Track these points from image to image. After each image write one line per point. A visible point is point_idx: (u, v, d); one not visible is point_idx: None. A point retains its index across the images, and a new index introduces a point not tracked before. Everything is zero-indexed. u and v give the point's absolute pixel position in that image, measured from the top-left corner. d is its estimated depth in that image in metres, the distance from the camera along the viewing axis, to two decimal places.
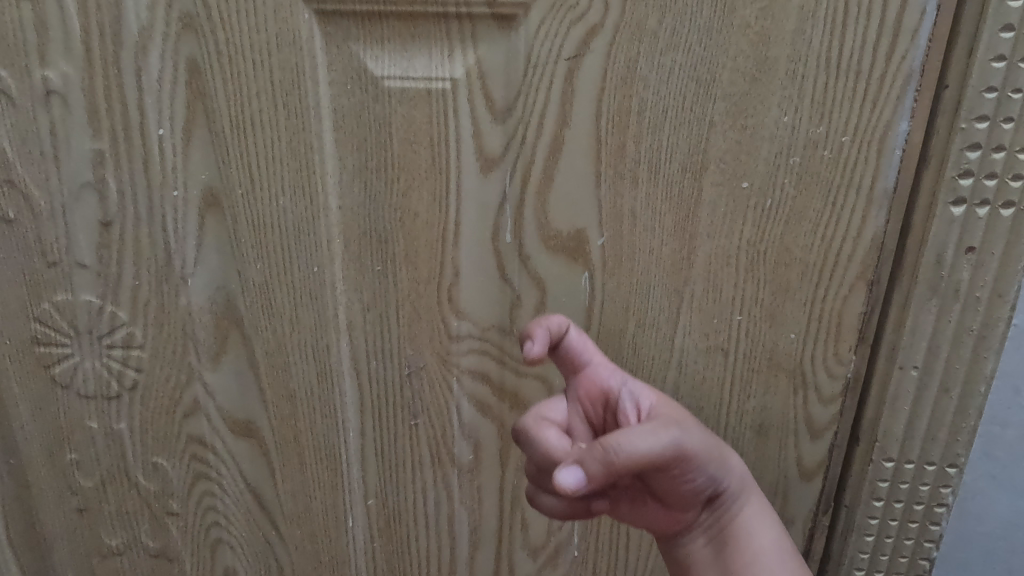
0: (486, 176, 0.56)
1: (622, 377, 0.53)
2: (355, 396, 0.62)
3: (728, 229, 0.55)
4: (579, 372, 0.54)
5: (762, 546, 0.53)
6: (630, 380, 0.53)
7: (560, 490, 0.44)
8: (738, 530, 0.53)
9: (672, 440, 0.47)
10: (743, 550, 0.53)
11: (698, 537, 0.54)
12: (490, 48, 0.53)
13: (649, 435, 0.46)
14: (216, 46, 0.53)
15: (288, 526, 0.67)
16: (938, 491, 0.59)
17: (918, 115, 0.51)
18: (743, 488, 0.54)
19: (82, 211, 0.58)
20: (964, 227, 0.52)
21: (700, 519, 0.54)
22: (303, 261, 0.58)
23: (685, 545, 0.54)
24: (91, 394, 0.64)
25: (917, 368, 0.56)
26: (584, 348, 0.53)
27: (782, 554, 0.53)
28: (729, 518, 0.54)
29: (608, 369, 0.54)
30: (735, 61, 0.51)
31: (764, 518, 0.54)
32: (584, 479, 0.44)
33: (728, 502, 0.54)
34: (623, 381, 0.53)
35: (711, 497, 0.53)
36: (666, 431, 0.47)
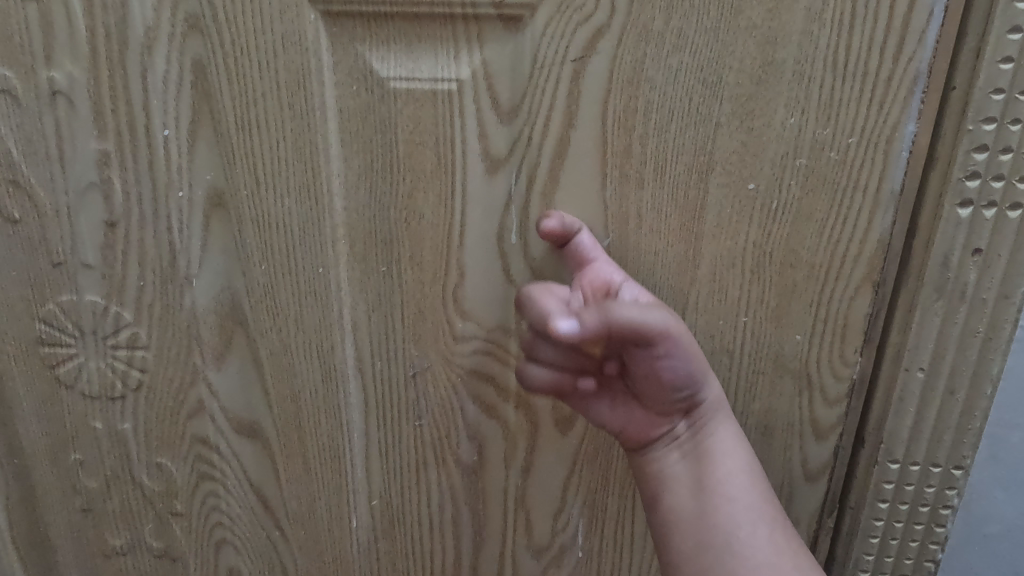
0: (492, 177, 0.56)
1: (624, 274, 0.55)
2: (360, 396, 0.62)
3: (734, 230, 0.55)
4: (584, 267, 0.55)
5: (728, 470, 0.56)
6: (631, 281, 0.55)
7: (555, 334, 0.49)
8: (709, 448, 0.56)
9: (665, 321, 0.51)
10: (712, 468, 0.56)
11: (671, 450, 0.57)
12: (496, 49, 0.52)
13: (638, 310, 0.50)
14: (222, 47, 0.53)
15: (292, 526, 0.67)
16: (944, 493, 0.59)
17: (925, 117, 0.51)
18: (719, 407, 0.56)
19: (87, 212, 0.58)
20: (971, 229, 0.52)
21: (675, 433, 0.57)
22: (308, 262, 0.58)
23: (657, 457, 0.57)
24: (95, 394, 0.64)
25: (923, 370, 0.56)
26: (591, 244, 0.55)
27: (748, 478, 0.56)
28: (701, 435, 0.56)
29: (609, 265, 0.55)
30: (741, 62, 0.51)
31: (732, 445, 0.56)
32: (577, 326, 0.49)
33: (701, 418, 0.56)
34: (625, 278, 0.55)
35: (687, 409, 0.56)
36: (658, 312, 0.51)
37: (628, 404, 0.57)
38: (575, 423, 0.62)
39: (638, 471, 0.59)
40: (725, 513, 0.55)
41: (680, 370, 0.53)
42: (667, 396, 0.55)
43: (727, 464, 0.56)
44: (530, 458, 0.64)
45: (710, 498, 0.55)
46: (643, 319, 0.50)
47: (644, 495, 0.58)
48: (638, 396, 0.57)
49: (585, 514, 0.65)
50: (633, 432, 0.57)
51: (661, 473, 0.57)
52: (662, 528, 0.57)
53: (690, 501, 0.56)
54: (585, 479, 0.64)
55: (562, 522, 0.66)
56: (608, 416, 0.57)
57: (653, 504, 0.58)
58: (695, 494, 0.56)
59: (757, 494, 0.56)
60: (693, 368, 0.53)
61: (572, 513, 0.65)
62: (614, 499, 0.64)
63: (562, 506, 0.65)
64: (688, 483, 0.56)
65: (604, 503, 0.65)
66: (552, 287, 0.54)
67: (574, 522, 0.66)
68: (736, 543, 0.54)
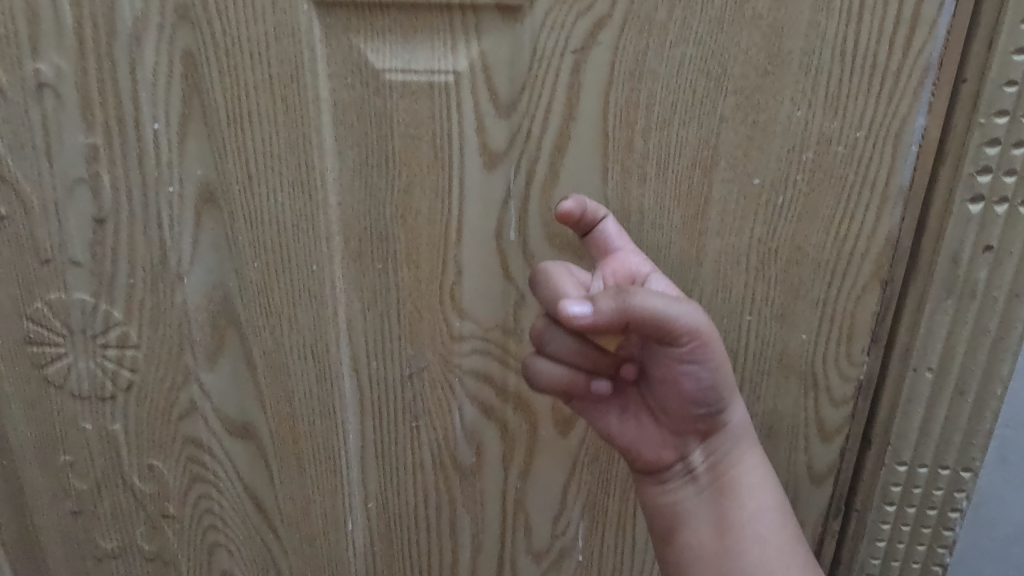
0: (490, 172, 0.54)
1: (650, 265, 0.53)
2: (356, 396, 0.61)
3: (739, 227, 0.54)
4: (607, 257, 0.53)
5: (756, 508, 0.55)
6: (658, 273, 0.53)
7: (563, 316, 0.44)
8: (731, 482, 0.55)
9: (694, 321, 0.48)
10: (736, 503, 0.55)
11: (688, 483, 0.56)
12: (494, 40, 0.51)
13: (666, 303, 0.47)
14: (213, 38, 0.52)
15: (286, 530, 0.66)
16: (952, 496, 0.57)
17: (935, 110, 0.50)
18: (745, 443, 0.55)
19: (75, 208, 0.57)
20: (982, 225, 0.50)
21: (693, 464, 0.56)
22: (302, 259, 0.57)
23: (672, 488, 0.56)
24: (85, 395, 0.62)
25: (932, 370, 0.54)
26: (617, 234, 0.53)
27: (774, 516, 0.55)
28: (723, 469, 0.55)
29: (636, 256, 0.53)
30: (746, 53, 0.50)
31: (756, 482, 0.55)
32: (595, 311, 0.44)
33: (722, 446, 0.55)
34: (651, 270, 0.53)
35: (706, 434, 0.55)
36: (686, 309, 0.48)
37: (639, 416, 0.56)
38: (575, 424, 0.61)
39: (652, 502, 0.57)
40: (750, 545, 0.54)
41: (700, 385, 0.52)
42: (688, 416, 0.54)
43: (748, 501, 0.55)
44: (529, 460, 0.63)
45: (734, 534, 0.55)
46: (666, 314, 0.46)
47: (660, 529, 0.57)
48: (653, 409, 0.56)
49: (585, 518, 0.64)
50: (646, 451, 0.56)
51: (677, 507, 0.56)
52: (681, 562, 0.56)
53: (712, 534, 0.55)
54: (585, 481, 0.63)
55: (562, 525, 0.64)
56: (617, 428, 0.56)
57: (670, 538, 0.57)
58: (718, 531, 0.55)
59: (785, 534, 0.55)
60: (716, 383, 0.52)
61: (572, 516, 0.64)
62: (615, 502, 0.63)
63: (562, 509, 0.64)
64: (709, 517, 0.55)
65: (605, 506, 0.63)
66: (572, 269, 0.54)
67: (574, 525, 0.64)
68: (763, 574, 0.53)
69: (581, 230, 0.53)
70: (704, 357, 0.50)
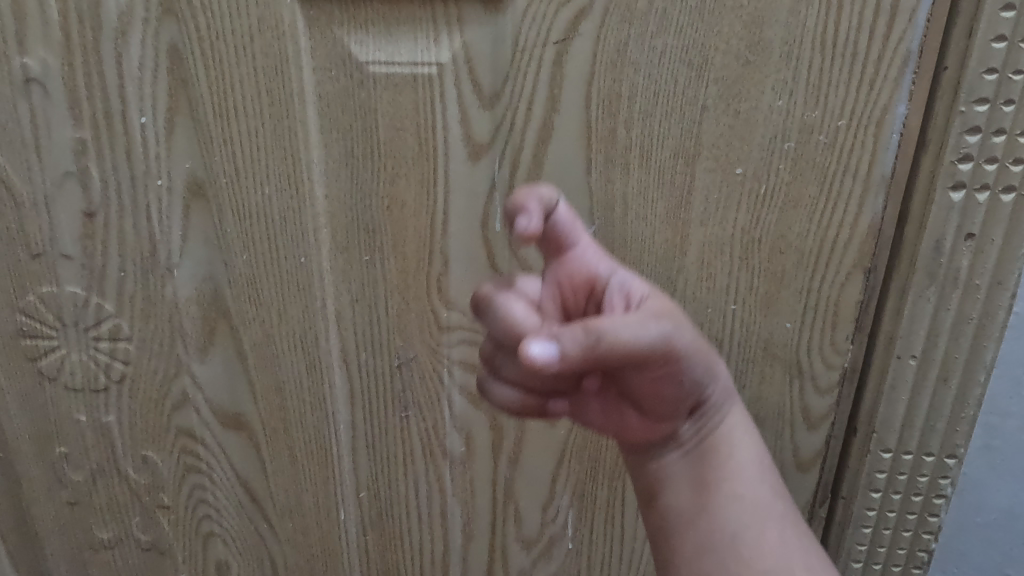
0: (474, 163, 0.55)
1: (610, 263, 0.48)
2: (345, 387, 0.61)
3: (722, 216, 0.54)
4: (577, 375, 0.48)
5: (739, 463, 0.51)
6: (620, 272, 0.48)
7: (524, 356, 0.37)
8: (716, 441, 0.51)
9: (660, 331, 0.43)
10: (720, 463, 0.51)
11: (671, 450, 0.51)
12: (476, 31, 0.51)
13: (631, 333, 0.40)
14: (197, 32, 0.52)
15: (279, 519, 0.66)
16: (937, 482, 0.58)
17: (917, 98, 0.50)
18: (727, 397, 0.51)
19: (65, 201, 0.57)
20: (964, 213, 0.50)
21: (680, 437, 0.50)
22: (290, 252, 0.57)
23: (658, 460, 0.51)
24: (78, 387, 0.63)
25: (915, 357, 0.55)
26: (574, 223, 0.48)
27: (756, 470, 0.51)
28: (709, 432, 0.50)
29: (595, 252, 0.48)
30: (728, 43, 0.50)
31: (741, 437, 0.51)
32: (561, 356, 0.37)
33: (710, 417, 0.51)
34: (613, 268, 0.48)
35: (693, 408, 0.50)
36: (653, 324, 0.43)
37: (623, 409, 0.49)
38: None
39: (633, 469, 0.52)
40: (729, 512, 0.50)
41: (681, 388, 0.48)
42: (671, 407, 0.48)
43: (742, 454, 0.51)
44: (518, 450, 0.63)
45: (715, 495, 0.50)
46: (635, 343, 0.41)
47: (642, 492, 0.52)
48: (636, 400, 0.49)
49: (575, 506, 0.65)
50: (632, 436, 0.50)
51: (662, 475, 0.51)
52: (664, 527, 0.51)
53: (689, 497, 0.50)
54: (574, 470, 0.63)
55: (551, 513, 0.65)
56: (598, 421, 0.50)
57: (652, 501, 0.52)
58: (697, 493, 0.50)
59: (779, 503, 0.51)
60: (701, 371, 0.47)
61: (562, 504, 0.65)
62: (604, 491, 0.64)
63: (551, 498, 0.65)
64: (688, 480, 0.51)
65: (594, 494, 0.64)
66: (519, 282, 0.51)
67: (564, 513, 0.65)
68: (743, 535, 0.49)
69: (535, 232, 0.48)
70: (681, 356, 0.45)
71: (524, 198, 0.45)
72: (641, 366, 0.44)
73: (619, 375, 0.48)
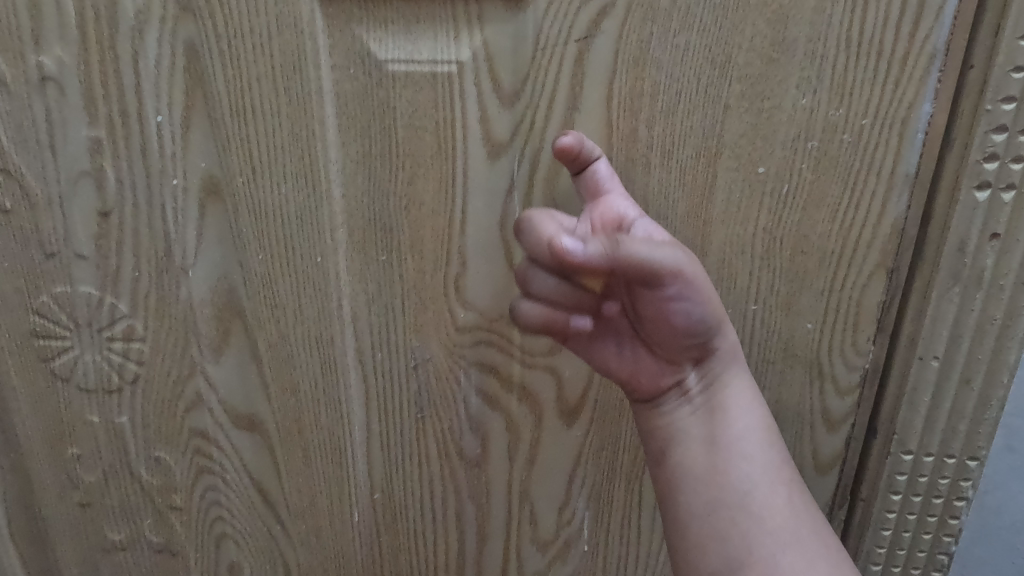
0: (493, 162, 0.54)
1: (638, 210, 0.51)
2: (361, 388, 0.61)
3: (743, 216, 0.53)
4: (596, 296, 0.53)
5: (743, 427, 0.53)
6: (646, 218, 0.51)
7: (557, 247, 0.47)
8: (724, 400, 0.53)
9: (673, 256, 0.47)
10: (725, 425, 0.53)
11: (681, 404, 0.54)
12: (497, 29, 0.51)
13: (647, 250, 0.47)
14: (215, 30, 0.51)
15: (292, 521, 0.66)
16: (959, 484, 0.57)
17: (942, 97, 0.49)
18: (732, 358, 0.53)
19: (79, 201, 0.57)
20: (989, 212, 0.50)
21: (686, 387, 0.54)
22: (307, 252, 0.57)
23: (667, 411, 0.54)
24: (91, 388, 0.63)
25: (938, 359, 0.54)
26: (609, 175, 0.52)
27: (762, 435, 0.53)
28: (715, 390, 0.53)
29: (625, 200, 0.51)
30: (751, 40, 0.49)
31: (747, 401, 0.54)
32: (585, 251, 0.46)
33: (716, 367, 0.53)
34: (639, 214, 0.51)
35: (700, 356, 0.53)
36: (667, 251, 0.48)
37: (636, 348, 0.54)
38: (580, 415, 0.61)
39: (645, 428, 0.55)
40: (738, 472, 0.52)
41: (693, 318, 0.50)
42: (678, 344, 0.52)
43: (739, 418, 0.53)
44: (534, 452, 0.63)
45: (725, 453, 0.53)
46: (650, 260, 0.47)
47: (652, 451, 0.55)
48: (647, 340, 0.53)
49: (591, 508, 0.64)
50: (642, 380, 0.54)
51: (672, 428, 0.54)
52: (670, 485, 0.53)
53: (702, 455, 0.53)
54: (590, 472, 0.63)
55: (567, 515, 0.65)
56: (614, 362, 0.54)
57: (661, 460, 0.54)
58: (707, 450, 0.53)
59: (801, 516, 0.52)
60: (706, 315, 0.50)
61: (578, 506, 0.64)
62: (621, 492, 0.63)
63: (567, 500, 0.64)
64: (699, 439, 0.53)
65: (611, 496, 0.64)
66: (556, 213, 0.52)
67: (580, 515, 0.64)
68: (752, 500, 0.52)
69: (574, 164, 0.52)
70: (692, 284, 0.49)
71: (569, 137, 0.50)
72: (652, 286, 0.49)
73: (636, 303, 0.51)
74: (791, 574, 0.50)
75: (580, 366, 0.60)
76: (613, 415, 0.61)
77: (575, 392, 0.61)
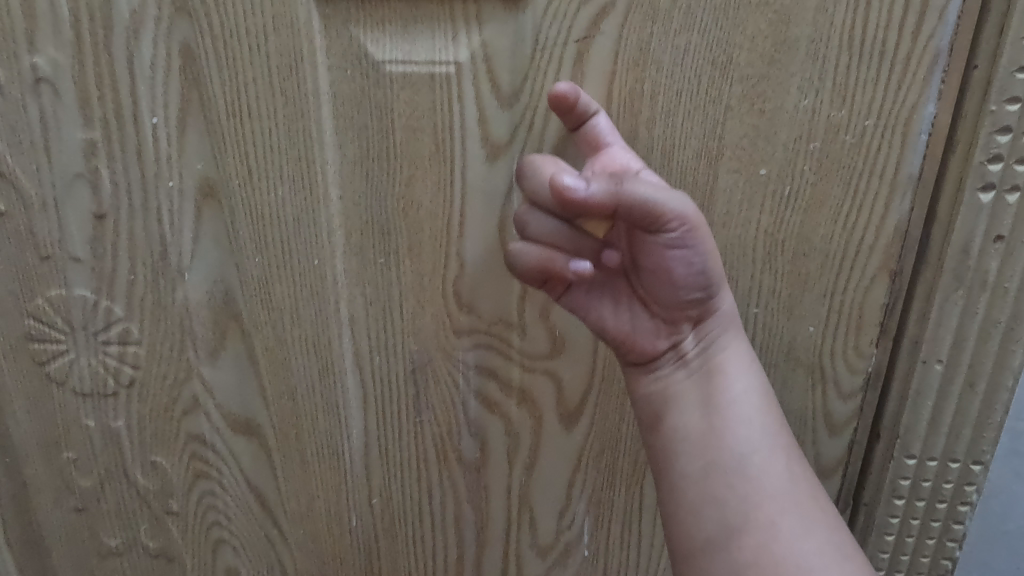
0: (492, 164, 0.54)
1: (640, 162, 0.50)
2: (359, 392, 0.60)
3: (744, 218, 0.53)
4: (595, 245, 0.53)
5: (741, 391, 0.52)
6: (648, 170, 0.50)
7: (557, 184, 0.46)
8: (721, 364, 0.53)
9: (677, 200, 0.47)
10: (722, 388, 0.53)
11: (678, 367, 0.54)
12: (495, 29, 0.50)
13: (651, 190, 0.46)
14: (211, 31, 0.51)
15: (290, 526, 0.65)
16: (962, 489, 0.57)
17: (946, 98, 0.49)
18: (730, 321, 0.53)
19: (74, 203, 0.56)
20: (993, 214, 0.49)
21: (683, 350, 0.54)
22: (304, 254, 0.56)
23: (663, 374, 0.54)
24: (87, 392, 0.62)
25: (942, 362, 0.53)
26: (609, 128, 0.51)
27: (760, 402, 0.53)
28: (712, 354, 0.53)
29: (626, 152, 0.50)
30: (752, 41, 0.49)
31: (745, 366, 0.53)
32: (586, 190, 0.46)
33: (712, 330, 0.53)
34: (642, 166, 0.50)
35: (698, 317, 0.53)
36: (672, 195, 0.48)
37: (634, 306, 0.54)
38: (579, 418, 0.61)
39: (640, 393, 0.55)
40: (736, 438, 0.51)
41: (693, 268, 0.50)
42: (676, 299, 0.52)
43: (738, 383, 0.53)
44: (534, 456, 0.62)
45: (723, 420, 0.52)
46: (652, 201, 0.46)
47: (647, 417, 0.54)
48: (646, 298, 0.53)
49: (591, 512, 0.64)
50: (641, 340, 0.54)
51: (667, 392, 0.53)
52: (665, 451, 0.53)
53: (699, 419, 0.52)
54: (590, 476, 0.62)
55: (567, 520, 0.64)
56: (611, 319, 0.54)
57: (656, 426, 0.54)
58: (704, 415, 0.52)
59: (803, 485, 0.51)
60: (707, 266, 0.50)
61: (578, 511, 0.64)
62: (621, 496, 0.63)
63: (567, 504, 0.63)
64: (696, 402, 0.53)
65: (611, 500, 0.63)
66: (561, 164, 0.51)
67: (580, 519, 0.64)
68: (750, 466, 0.51)
69: (572, 119, 0.50)
70: (695, 233, 0.48)
71: (565, 85, 0.49)
72: (655, 230, 0.48)
73: (637, 253, 0.51)
74: (794, 542, 0.48)
75: (580, 369, 0.59)
76: (613, 419, 0.60)
77: (575, 395, 0.60)
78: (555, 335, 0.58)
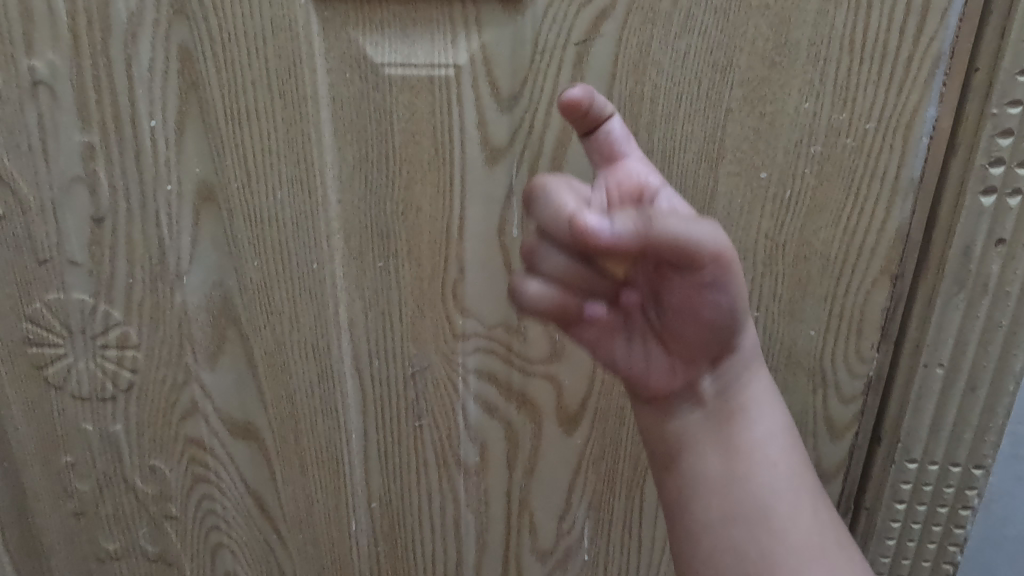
0: (492, 167, 0.53)
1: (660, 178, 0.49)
2: (358, 396, 0.60)
3: (745, 222, 0.53)
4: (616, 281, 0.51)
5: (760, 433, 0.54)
6: (669, 187, 0.49)
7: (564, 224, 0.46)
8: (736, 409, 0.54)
9: (713, 237, 0.46)
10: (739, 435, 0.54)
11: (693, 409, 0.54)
12: (495, 33, 0.50)
13: (682, 225, 0.46)
14: (209, 34, 0.51)
15: (289, 530, 0.65)
16: (963, 493, 0.56)
17: (947, 101, 0.49)
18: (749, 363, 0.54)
19: (72, 207, 0.56)
20: (995, 218, 0.49)
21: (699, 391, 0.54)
22: (302, 258, 0.56)
23: (680, 419, 0.55)
24: (85, 396, 0.62)
25: (943, 366, 0.53)
26: (623, 135, 0.49)
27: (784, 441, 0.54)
28: (730, 397, 0.54)
29: (643, 163, 0.49)
30: (753, 44, 0.49)
31: (768, 407, 0.55)
32: (608, 231, 0.46)
33: (732, 370, 0.54)
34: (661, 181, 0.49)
35: (718, 356, 0.53)
36: (707, 228, 0.47)
37: (649, 344, 0.54)
38: (580, 423, 0.60)
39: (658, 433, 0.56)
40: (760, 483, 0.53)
41: (720, 310, 0.50)
42: (700, 338, 0.52)
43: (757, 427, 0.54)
44: (534, 460, 0.62)
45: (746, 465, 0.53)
46: (685, 240, 0.46)
47: (661, 458, 0.56)
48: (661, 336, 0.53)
49: (591, 517, 0.63)
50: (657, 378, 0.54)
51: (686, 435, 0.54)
52: (683, 494, 0.54)
53: (720, 465, 0.54)
54: (590, 480, 0.62)
55: (567, 524, 0.64)
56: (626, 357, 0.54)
57: (675, 470, 0.55)
58: (725, 462, 0.54)
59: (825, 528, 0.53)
60: (734, 307, 0.50)
61: (578, 515, 0.63)
62: (621, 501, 0.62)
63: (567, 508, 0.63)
64: (717, 447, 0.54)
65: (611, 505, 0.63)
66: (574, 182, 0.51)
67: (580, 524, 0.64)
68: (773, 514, 0.52)
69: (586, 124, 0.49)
70: (726, 270, 0.48)
71: (577, 90, 0.47)
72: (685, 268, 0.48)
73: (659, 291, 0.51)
74: None
75: (580, 373, 0.59)
76: (613, 423, 0.60)
77: (575, 399, 0.60)
78: (555, 340, 0.58)
